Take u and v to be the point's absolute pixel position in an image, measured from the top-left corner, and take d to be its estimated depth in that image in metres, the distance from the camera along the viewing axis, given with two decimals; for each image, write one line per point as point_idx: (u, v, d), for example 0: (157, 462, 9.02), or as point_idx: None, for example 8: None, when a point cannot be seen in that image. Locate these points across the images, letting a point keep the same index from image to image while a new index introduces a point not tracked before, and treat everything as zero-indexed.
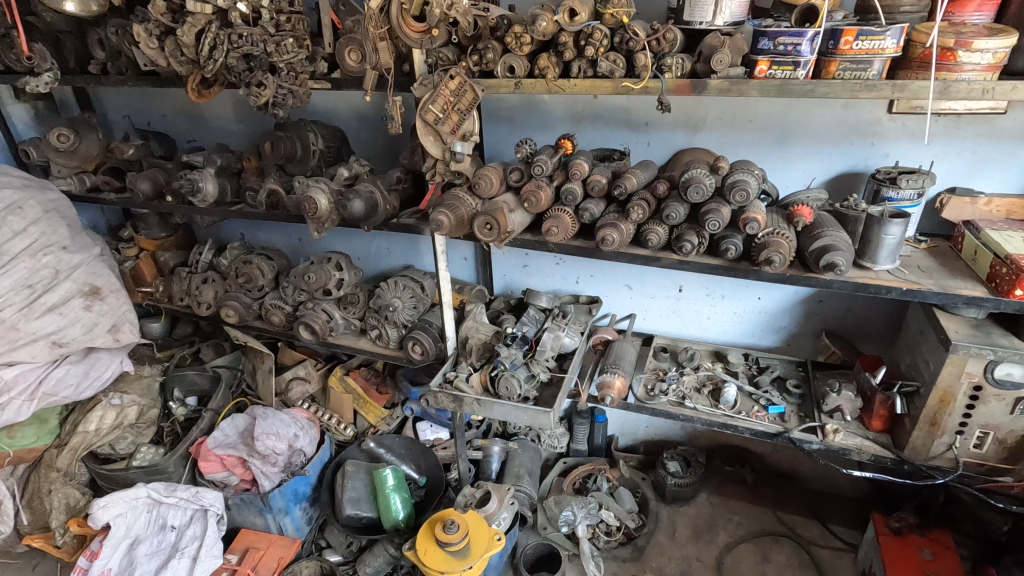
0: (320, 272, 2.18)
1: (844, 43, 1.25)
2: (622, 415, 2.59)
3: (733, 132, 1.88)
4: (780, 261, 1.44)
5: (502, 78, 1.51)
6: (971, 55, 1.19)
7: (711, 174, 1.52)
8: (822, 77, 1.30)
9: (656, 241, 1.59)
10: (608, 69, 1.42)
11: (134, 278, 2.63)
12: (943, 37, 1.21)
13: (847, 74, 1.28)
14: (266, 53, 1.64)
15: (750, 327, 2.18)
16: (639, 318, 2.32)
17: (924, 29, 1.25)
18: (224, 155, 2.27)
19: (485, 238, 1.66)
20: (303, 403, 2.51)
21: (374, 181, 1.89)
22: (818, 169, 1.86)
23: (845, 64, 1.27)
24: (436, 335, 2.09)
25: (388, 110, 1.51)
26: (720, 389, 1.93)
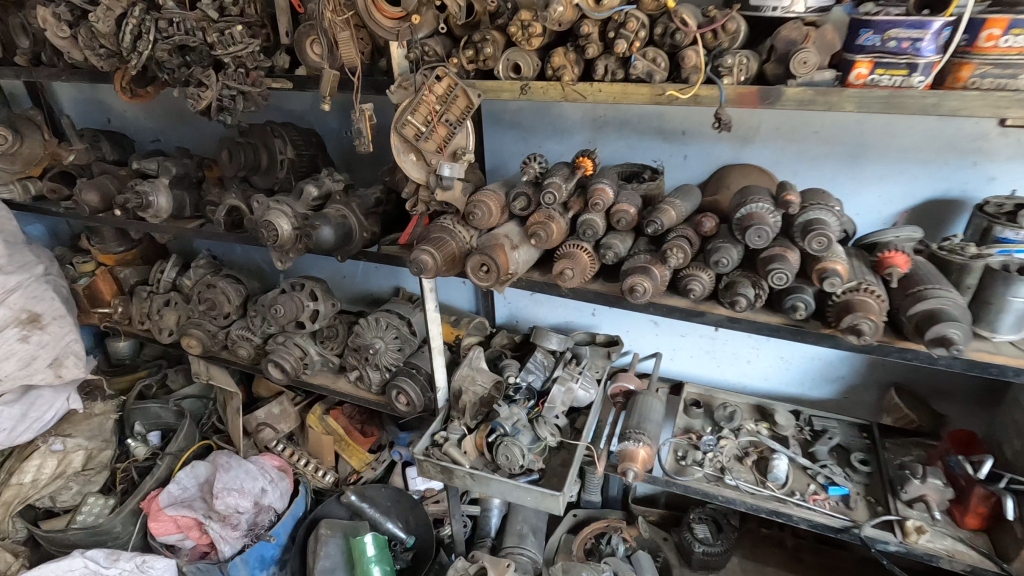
0: (290, 303, 1.85)
1: (986, 39, 0.89)
2: None
3: (792, 146, 1.52)
4: (871, 330, 1.08)
5: (504, 79, 1.15)
6: None
7: (777, 210, 1.16)
8: (949, 87, 0.94)
9: (700, 292, 1.23)
10: (645, 70, 1.06)
11: (89, 298, 2.31)
12: None
13: (987, 81, 0.91)
14: (207, 44, 1.30)
15: (800, 376, 1.82)
16: (666, 359, 1.97)
17: None
18: (181, 162, 1.94)
19: (481, 281, 1.32)
20: (277, 444, 2.20)
21: (349, 202, 1.55)
22: (899, 194, 1.48)
23: (986, 68, 0.90)
24: (425, 382, 1.76)
25: (354, 120, 1.16)
26: (768, 460, 1.58)
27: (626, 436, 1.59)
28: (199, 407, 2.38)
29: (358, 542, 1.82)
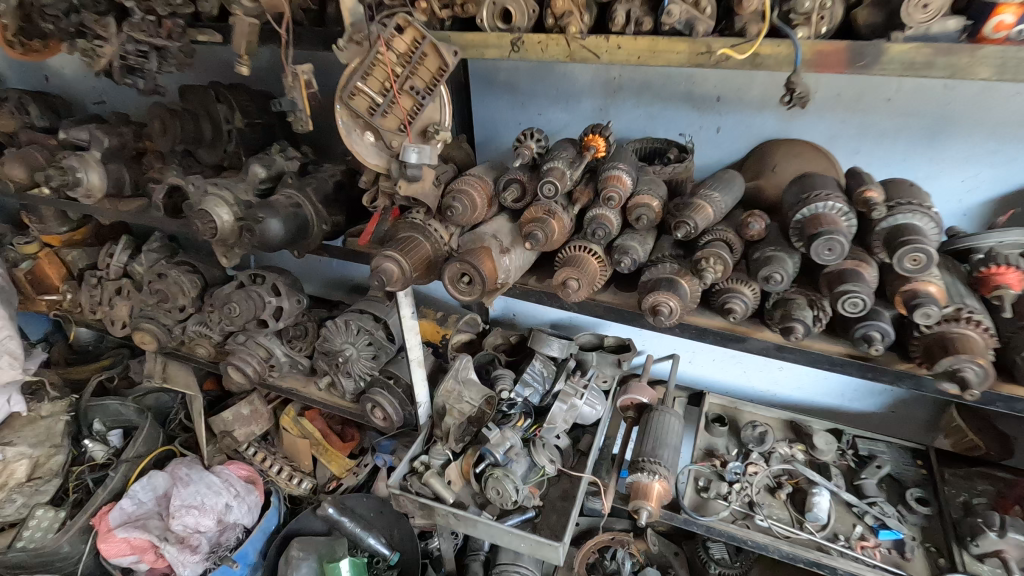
0: (247, 300, 1.59)
1: None
2: None
3: (855, 117, 1.21)
4: (977, 376, 0.81)
5: (490, 31, 0.86)
6: None
7: (852, 210, 0.87)
8: None
9: (742, 312, 0.96)
10: (684, 18, 0.77)
11: (34, 284, 2.06)
12: None
13: None
14: None
15: (842, 387, 1.55)
16: (684, 362, 1.70)
17: None
18: (116, 132, 1.64)
19: (463, 295, 1.05)
20: (248, 448, 1.99)
21: (304, 186, 1.26)
22: (988, 180, 1.18)
23: None
24: (405, 395, 1.51)
25: (286, 88, 0.87)
26: (805, 496, 1.35)
27: (636, 464, 1.35)
28: (165, 401, 2.20)
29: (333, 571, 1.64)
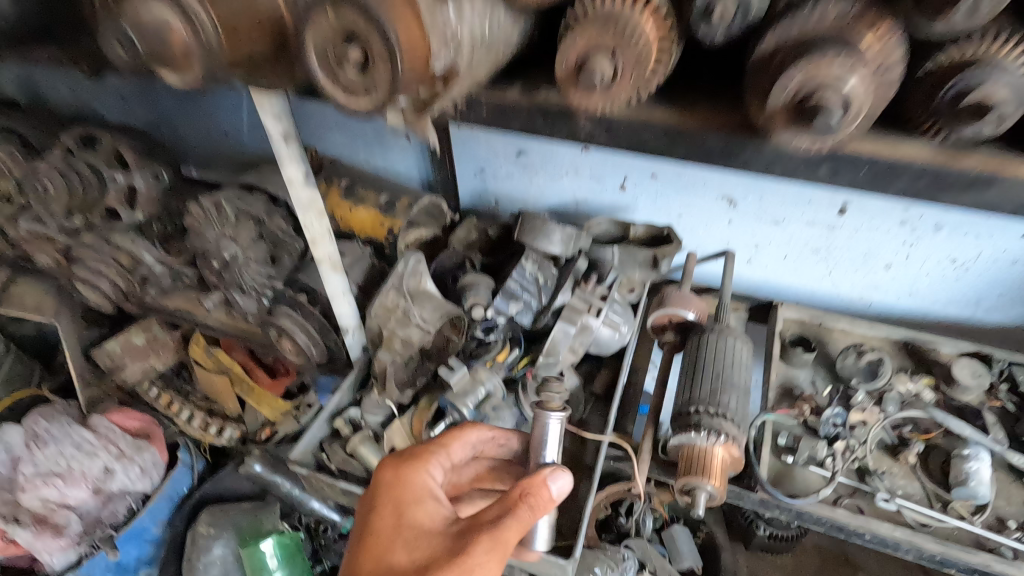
0: (66, 180, 1.06)
1: None
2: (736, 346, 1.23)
3: None
4: None
5: None
6: None
7: None
8: None
9: (1004, 119, 0.41)
10: None
11: None
12: None
13: None
14: None
15: (974, 293, 1.08)
16: (742, 263, 1.18)
17: None
18: None
19: (353, 104, 0.47)
20: (149, 389, 1.50)
21: None
22: None
23: None
24: (328, 318, 1.00)
25: None
26: (947, 458, 0.87)
27: (683, 418, 0.85)
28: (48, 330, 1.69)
29: (252, 554, 1.21)
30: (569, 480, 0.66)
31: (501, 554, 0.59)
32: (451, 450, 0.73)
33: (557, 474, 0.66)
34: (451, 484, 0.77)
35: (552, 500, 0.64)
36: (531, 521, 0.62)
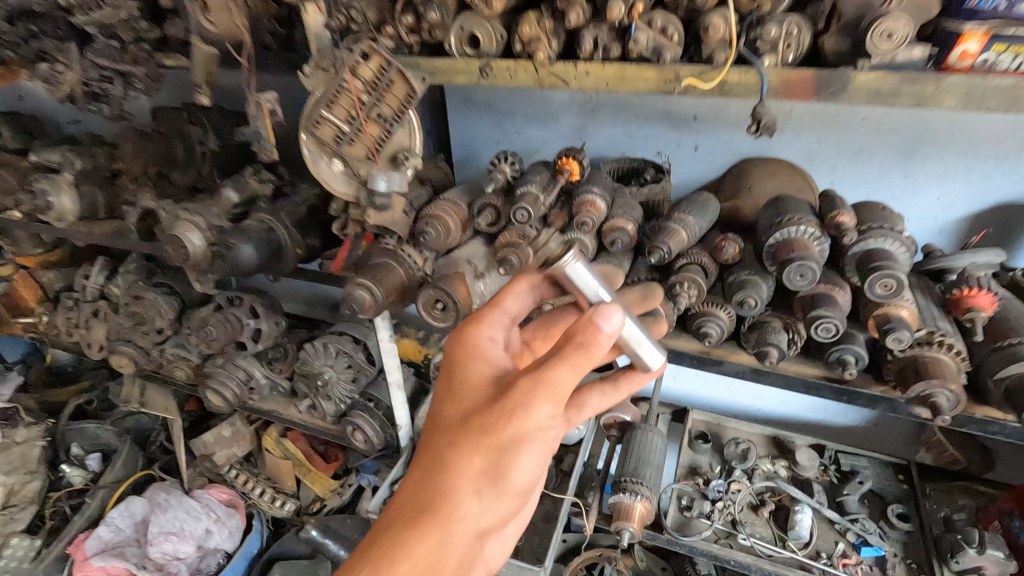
0: (224, 324, 1.56)
1: (960, 57, 0.66)
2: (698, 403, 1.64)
3: (833, 135, 1.19)
4: (949, 402, 0.82)
5: (457, 56, 0.84)
6: None
7: (822, 235, 0.88)
8: (948, 71, 0.66)
9: (717, 337, 0.95)
10: (651, 44, 0.75)
11: (9, 306, 2.03)
12: None
13: (1001, 64, 0.65)
14: (62, 9, 0.96)
15: (824, 402, 1.52)
16: (668, 379, 1.68)
17: None
18: (90, 154, 1.61)
19: (437, 321, 1.02)
20: (230, 470, 1.96)
21: (278, 211, 1.24)
22: (965, 197, 1.17)
23: (997, 50, 0.64)
24: (387, 417, 1.50)
25: (252, 118, 0.85)
26: (787, 512, 1.35)
27: (618, 485, 1.34)
28: (146, 422, 2.16)
29: None
30: (620, 312, 0.65)
31: (544, 391, 0.62)
32: (509, 305, 0.81)
33: (605, 312, 0.64)
34: (546, 339, 0.91)
35: (605, 331, 0.64)
36: (583, 353, 0.63)
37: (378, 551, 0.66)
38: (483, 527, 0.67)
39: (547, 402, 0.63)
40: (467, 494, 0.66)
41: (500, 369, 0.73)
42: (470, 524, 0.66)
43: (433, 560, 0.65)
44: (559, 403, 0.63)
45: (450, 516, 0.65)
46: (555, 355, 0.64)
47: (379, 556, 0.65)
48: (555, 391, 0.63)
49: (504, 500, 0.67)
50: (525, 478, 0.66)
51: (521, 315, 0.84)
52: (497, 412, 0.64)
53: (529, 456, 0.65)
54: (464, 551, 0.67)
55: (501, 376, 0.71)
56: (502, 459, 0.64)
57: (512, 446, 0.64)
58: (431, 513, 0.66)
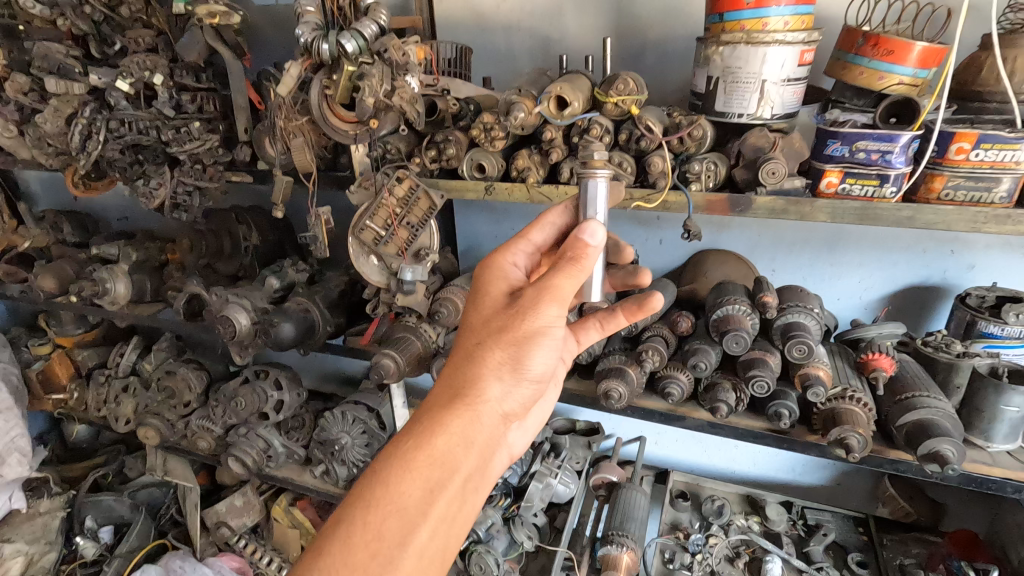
0: (252, 395, 1.75)
1: (826, 186, 0.94)
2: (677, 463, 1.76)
3: (769, 231, 1.47)
4: (861, 444, 1.02)
5: (468, 178, 1.11)
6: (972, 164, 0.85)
7: (754, 311, 1.12)
8: (820, 195, 0.95)
9: (679, 396, 1.16)
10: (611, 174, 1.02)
11: (44, 383, 2.15)
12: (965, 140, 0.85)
13: (853, 190, 0.93)
14: (161, 142, 1.24)
15: (791, 461, 1.68)
16: (650, 443, 1.85)
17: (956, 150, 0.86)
18: (143, 247, 1.86)
19: None
20: (239, 540, 2.04)
21: (312, 295, 1.47)
22: (881, 281, 1.43)
23: (848, 180, 0.92)
24: None
25: (309, 225, 1.10)
26: (760, 563, 1.49)
27: (606, 538, 1.48)
28: (158, 495, 2.26)
29: None
30: (601, 228, 0.83)
31: (550, 294, 0.79)
32: (532, 234, 0.95)
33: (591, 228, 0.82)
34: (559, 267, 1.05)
35: (590, 245, 0.81)
36: (580, 259, 0.80)
37: (420, 428, 0.79)
38: (503, 409, 0.83)
39: (553, 305, 0.79)
40: (492, 381, 0.81)
41: (517, 287, 0.88)
42: (494, 404, 0.81)
43: (467, 433, 0.79)
44: (562, 304, 0.80)
45: (479, 397, 0.80)
46: (557, 267, 0.79)
47: (421, 429, 0.79)
48: (558, 298, 0.79)
49: (520, 390, 0.83)
50: (539, 367, 0.82)
51: (545, 245, 0.97)
52: (516, 313, 0.80)
53: (541, 349, 0.81)
54: (489, 428, 0.81)
55: (516, 290, 0.87)
56: (521, 351, 0.80)
57: (528, 339, 0.80)
58: (463, 395, 0.80)
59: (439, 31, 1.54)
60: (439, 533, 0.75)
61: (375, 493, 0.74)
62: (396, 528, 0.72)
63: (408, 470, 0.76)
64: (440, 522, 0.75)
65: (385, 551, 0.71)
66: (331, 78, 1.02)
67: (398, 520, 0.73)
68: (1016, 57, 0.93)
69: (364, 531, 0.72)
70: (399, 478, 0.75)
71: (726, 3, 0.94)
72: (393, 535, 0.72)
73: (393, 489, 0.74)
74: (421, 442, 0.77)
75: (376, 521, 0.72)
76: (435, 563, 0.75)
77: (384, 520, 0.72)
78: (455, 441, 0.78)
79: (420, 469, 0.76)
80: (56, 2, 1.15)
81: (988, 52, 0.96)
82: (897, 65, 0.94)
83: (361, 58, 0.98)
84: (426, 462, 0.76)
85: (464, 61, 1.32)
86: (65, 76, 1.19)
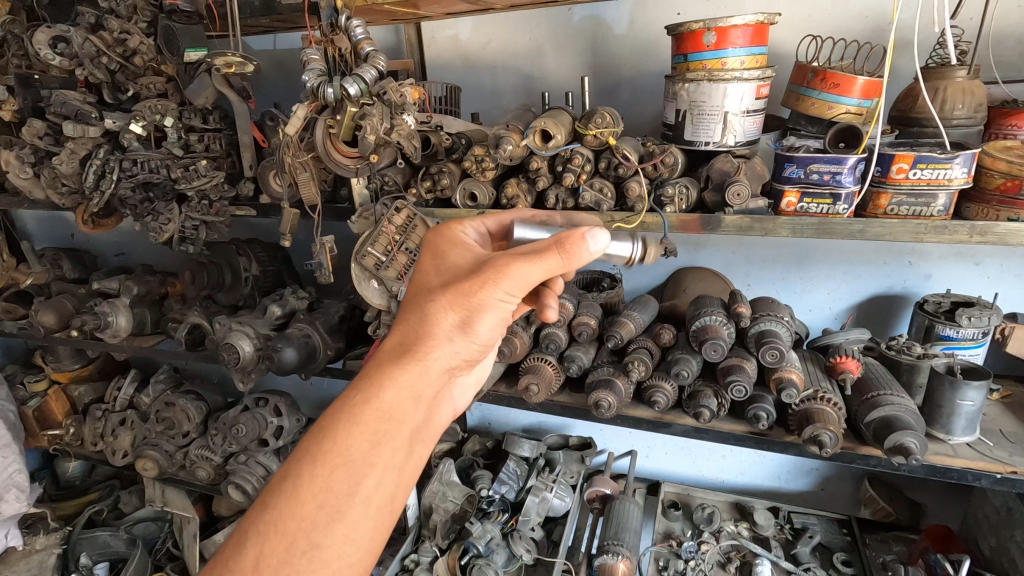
0: (252, 421, 1.81)
1: (787, 205, 1.04)
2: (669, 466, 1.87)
3: (741, 249, 1.58)
4: (832, 440, 1.09)
5: (461, 207, 1.21)
6: (911, 181, 0.96)
7: (730, 321, 1.21)
8: (781, 213, 1.05)
9: (664, 403, 1.24)
10: (593, 199, 1.12)
11: (39, 420, 2.14)
12: (903, 161, 0.96)
13: (810, 208, 1.03)
14: (171, 179, 1.31)
15: (775, 468, 1.76)
16: (641, 457, 1.91)
17: (897, 169, 0.97)
18: (144, 280, 1.91)
19: None
20: None
21: (313, 320, 1.54)
22: (847, 292, 1.53)
23: (804, 199, 1.02)
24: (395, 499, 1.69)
25: (314, 252, 1.18)
26: (751, 567, 1.54)
27: (603, 548, 1.53)
28: (153, 530, 2.24)
29: None
30: (605, 236, 0.80)
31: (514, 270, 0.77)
32: (488, 221, 0.98)
33: (593, 232, 0.80)
34: None
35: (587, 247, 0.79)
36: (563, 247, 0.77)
37: (365, 385, 0.76)
38: (451, 367, 0.82)
39: (522, 280, 0.78)
40: (442, 342, 0.80)
41: (475, 255, 0.88)
42: (443, 362, 0.80)
43: (416, 388, 0.77)
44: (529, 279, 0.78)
45: (430, 355, 0.79)
46: (537, 253, 0.77)
47: (369, 385, 0.76)
48: (521, 272, 0.78)
49: (468, 351, 0.83)
50: (489, 332, 0.82)
51: (498, 231, 1.00)
52: (477, 278, 0.78)
53: (496, 312, 0.80)
54: (437, 384, 0.80)
55: (473, 255, 0.87)
56: (474, 313, 0.79)
57: (485, 303, 0.78)
58: (412, 353, 0.79)
59: (429, 72, 1.66)
60: (389, 489, 0.72)
61: (320, 449, 0.70)
62: (344, 480, 0.69)
63: (356, 425, 0.72)
64: (390, 474, 0.72)
65: (332, 503, 0.68)
66: (335, 118, 1.11)
67: (345, 473, 0.70)
68: (946, 88, 1.06)
69: (311, 485, 0.68)
70: (347, 432, 0.72)
71: (689, 45, 1.06)
72: (341, 487, 0.69)
73: (339, 444, 0.71)
74: (369, 397, 0.75)
75: (324, 474, 0.69)
76: (379, 518, 0.71)
77: (331, 473, 0.69)
78: (405, 397, 0.76)
79: (360, 422, 0.72)
80: (76, 53, 1.22)
81: (921, 84, 1.09)
82: (843, 96, 1.06)
83: (362, 100, 1.08)
84: (375, 416, 0.73)
85: (453, 99, 1.43)
86: (81, 120, 1.27)
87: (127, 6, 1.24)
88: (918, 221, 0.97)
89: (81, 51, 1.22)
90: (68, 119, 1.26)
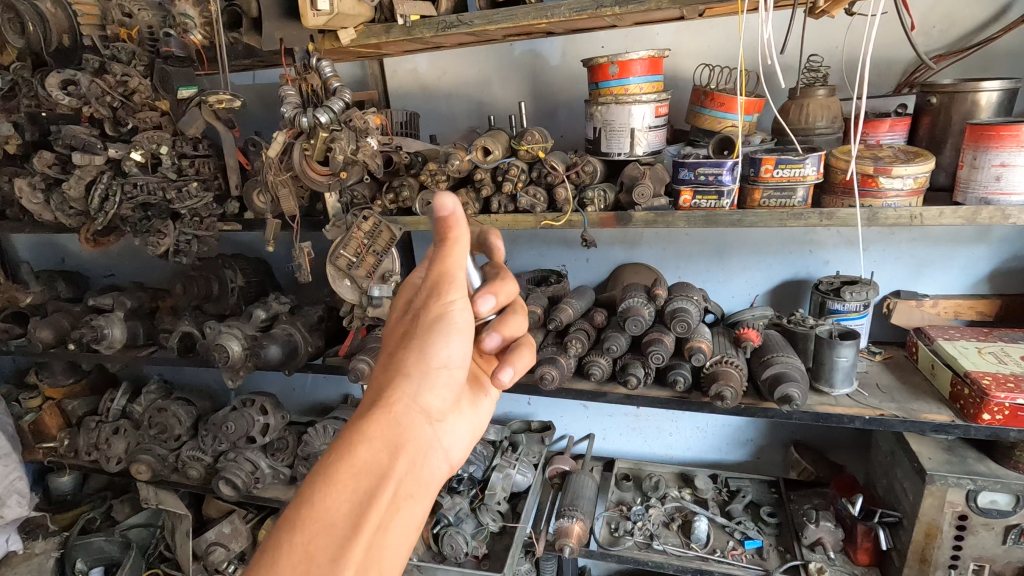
0: (241, 419, 1.97)
1: (684, 202, 1.27)
2: (622, 445, 2.10)
3: (670, 246, 1.82)
4: (732, 394, 1.31)
5: (420, 215, 1.40)
6: (777, 177, 1.20)
7: (649, 302, 1.43)
8: (679, 208, 1.28)
9: (600, 375, 1.45)
10: (528, 203, 1.34)
11: (34, 433, 2.26)
12: (767, 163, 1.20)
13: (701, 203, 1.26)
14: (166, 200, 1.50)
15: (716, 441, 1.97)
16: (599, 439, 2.12)
17: (765, 171, 1.21)
18: (136, 296, 2.08)
19: None
20: (226, 566, 2.11)
21: (295, 321, 1.73)
22: (761, 278, 1.78)
23: (695, 195, 1.26)
24: None
25: (295, 256, 1.38)
26: (691, 523, 1.75)
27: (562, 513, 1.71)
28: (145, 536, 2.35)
29: None
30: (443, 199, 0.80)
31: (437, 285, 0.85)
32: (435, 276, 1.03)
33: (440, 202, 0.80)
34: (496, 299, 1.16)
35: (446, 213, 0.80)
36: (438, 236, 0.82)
37: (342, 441, 0.80)
38: (422, 406, 0.86)
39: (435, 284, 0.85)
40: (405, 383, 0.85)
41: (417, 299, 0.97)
42: (410, 404, 0.84)
43: (389, 436, 0.81)
44: (448, 282, 0.85)
45: (395, 398, 0.83)
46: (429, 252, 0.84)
47: (343, 444, 0.79)
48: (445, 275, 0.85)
49: (432, 386, 0.87)
50: (449, 362, 0.88)
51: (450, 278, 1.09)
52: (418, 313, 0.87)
53: (444, 337, 0.87)
54: (411, 426, 0.83)
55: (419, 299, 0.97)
56: (423, 346, 0.86)
57: (429, 330, 0.86)
58: (378, 403, 0.83)
59: (393, 100, 1.89)
60: (379, 542, 0.74)
61: (298, 515, 0.72)
62: (326, 542, 0.71)
63: (333, 485, 0.74)
64: (376, 528, 0.74)
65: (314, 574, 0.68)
66: (310, 143, 1.34)
67: (325, 538, 0.71)
68: (809, 104, 1.32)
69: (290, 555, 0.69)
70: (324, 495, 0.74)
71: (598, 75, 1.30)
72: (322, 553, 0.70)
73: (319, 506, 0.73)
74: (345, 454, 0.78)
75: (303, 542, 0.70)
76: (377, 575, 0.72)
77: (311, 538, 0.71)
78: (377, 448, 0.79)
79: (341, 481, 0.75)
80: (84, 94, 1.42)
81: (793, 102, 1.35)
82: (728, 113, 1.31)
83: (332, 126, 1.30)
84: (352, 471, 0.76)
85: (413, 124, 1.66)
86: (87, 151, 1.47)
87: (127, 53, 1.45)
88: (779, 209, 1.22)
89: (89, 92, 1.43)
90: (76, 150, 1.46)
